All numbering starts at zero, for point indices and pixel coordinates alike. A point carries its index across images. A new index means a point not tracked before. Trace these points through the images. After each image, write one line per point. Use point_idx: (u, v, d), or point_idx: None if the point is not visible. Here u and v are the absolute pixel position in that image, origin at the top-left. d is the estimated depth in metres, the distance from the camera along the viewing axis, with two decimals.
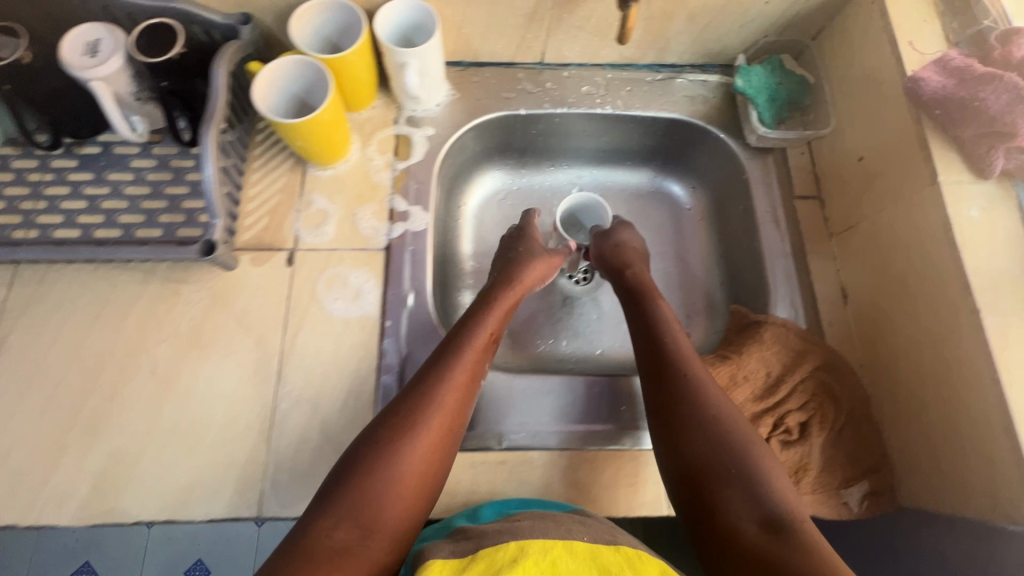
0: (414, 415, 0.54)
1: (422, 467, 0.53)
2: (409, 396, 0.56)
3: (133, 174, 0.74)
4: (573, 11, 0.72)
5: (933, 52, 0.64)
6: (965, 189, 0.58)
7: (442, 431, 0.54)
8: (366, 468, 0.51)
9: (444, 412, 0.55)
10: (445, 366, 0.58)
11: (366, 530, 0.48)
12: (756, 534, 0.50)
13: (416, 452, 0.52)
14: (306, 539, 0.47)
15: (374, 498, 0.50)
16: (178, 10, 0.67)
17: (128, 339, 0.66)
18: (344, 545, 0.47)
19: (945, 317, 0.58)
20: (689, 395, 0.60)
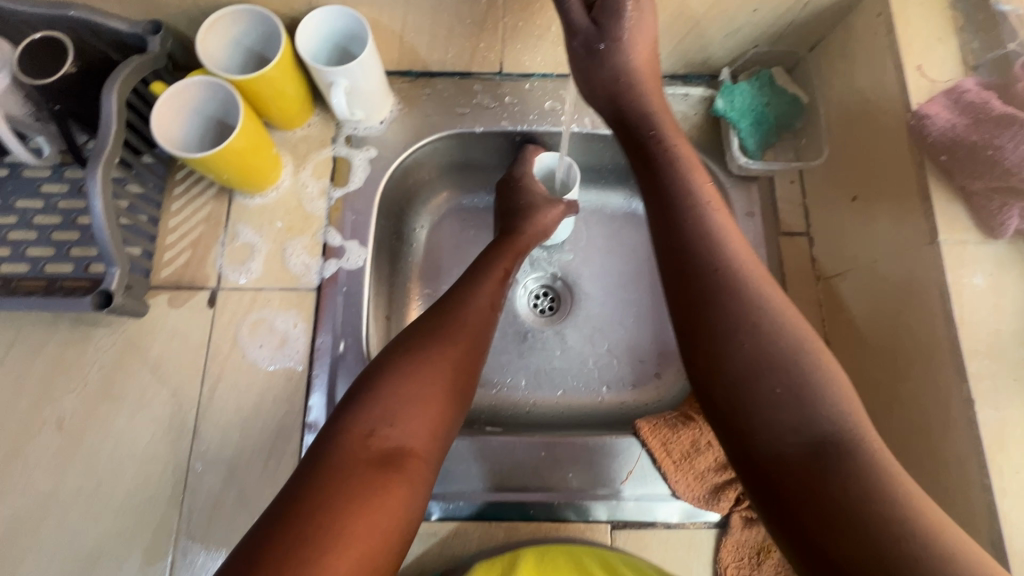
0: (432, 338, 0.51)
1: (441, 390, 0.49)
2: (427, 322, 0.53)
3: (42, 201, 0.66)
4: (529, 19, 0.62)
5: (946, 79, 0.54)
6: (969, 251, 0.50)
7: (464, 357, 0.52)
8: (393, 385, 0.47)
9: (466, 334, 0.53)
10: (465, 296, 0.56)
11: (403, 435, 0.46)
12: (803, 460, 0.37)
13: (435, 375, 0.49)
14: (343, 448, 0.44)
15: (404, 410, 0.47)
16: (77, 18, 0.59)
17: (32, 390, 0.61)
18: (386, 452, 0.44)
19: (934, 399, 0.50)
20: (714, 263, 0.43)
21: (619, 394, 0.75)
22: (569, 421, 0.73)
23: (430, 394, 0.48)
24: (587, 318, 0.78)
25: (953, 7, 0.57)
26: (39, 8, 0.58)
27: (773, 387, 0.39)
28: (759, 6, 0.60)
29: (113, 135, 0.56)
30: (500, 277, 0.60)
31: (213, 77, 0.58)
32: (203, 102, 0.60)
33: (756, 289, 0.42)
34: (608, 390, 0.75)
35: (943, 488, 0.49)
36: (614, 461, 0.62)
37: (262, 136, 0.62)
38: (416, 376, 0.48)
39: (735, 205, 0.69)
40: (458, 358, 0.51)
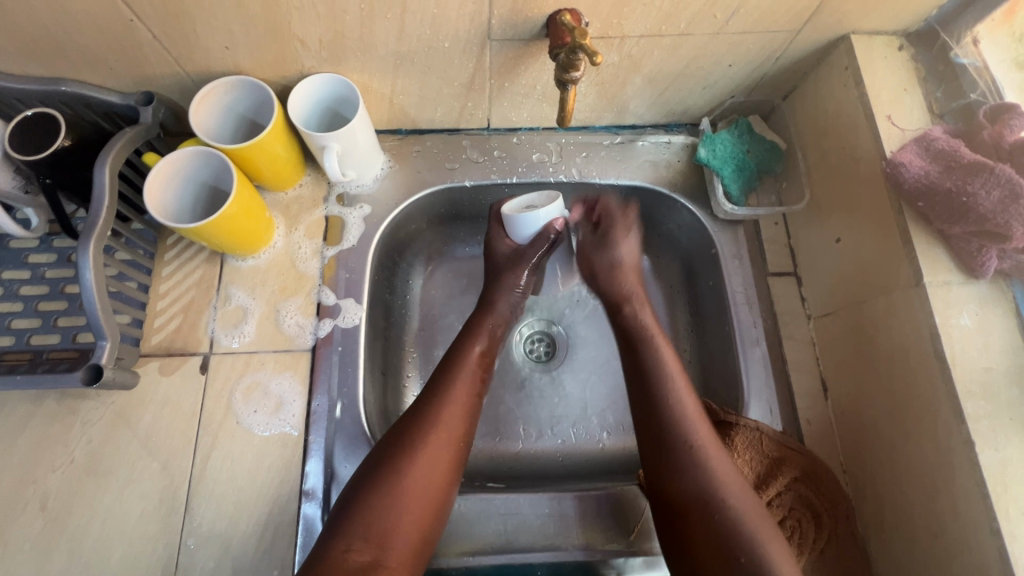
0: (410, 445, 0.51)
1: (426, 492, 0.50)
2: (408, 426, 0.53)
3: (29, 272, 0.65)
4: (514, 80, 0.64)
5: (913, 128, 0.57)
6: (954, 291, 0.52)
7: (444, 457, 0.52)
8: (374, 500, 0.48)
9: (452, 422, 0.54)
10: (438, 401, 0.56)
11: (379, 548, 0.46)
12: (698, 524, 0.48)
13: (413, 485, 0.50)
14: (325, 561, 0.45)
15: (382, 519, 0.47)
16: (69, 93, 0.59)
17: (14, 469, 0.58)
18: (362, 566, 0.45)
19: (931, 440, 0.51)
20: (653, 377, 0.57)
21: (620, 440, 0.73)
22: (570, 471, 0.71)
23: (407, 501, 0.49)
24: (584, 362, 0.78)
25: (916, 60, 0.60)
26: (30, 85, 0.58)
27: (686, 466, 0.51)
28: (734, 61, 0.63)
29: (106, 208, 0.56)
30: (477, 361, 0.61)
31: (206, 147, 0.59)
32: (194, 169, 0.60)
33: (693, 416, 0.54)
34: (609, 436, 0.74)
35: (946, 528, 0.49)
36: (621, 514, 0.61)
37: (255, 202, 0.63)
38: (396, 482, 0.49)
39: (723, 248, 0.70)
40: (440, 459, 0.52)
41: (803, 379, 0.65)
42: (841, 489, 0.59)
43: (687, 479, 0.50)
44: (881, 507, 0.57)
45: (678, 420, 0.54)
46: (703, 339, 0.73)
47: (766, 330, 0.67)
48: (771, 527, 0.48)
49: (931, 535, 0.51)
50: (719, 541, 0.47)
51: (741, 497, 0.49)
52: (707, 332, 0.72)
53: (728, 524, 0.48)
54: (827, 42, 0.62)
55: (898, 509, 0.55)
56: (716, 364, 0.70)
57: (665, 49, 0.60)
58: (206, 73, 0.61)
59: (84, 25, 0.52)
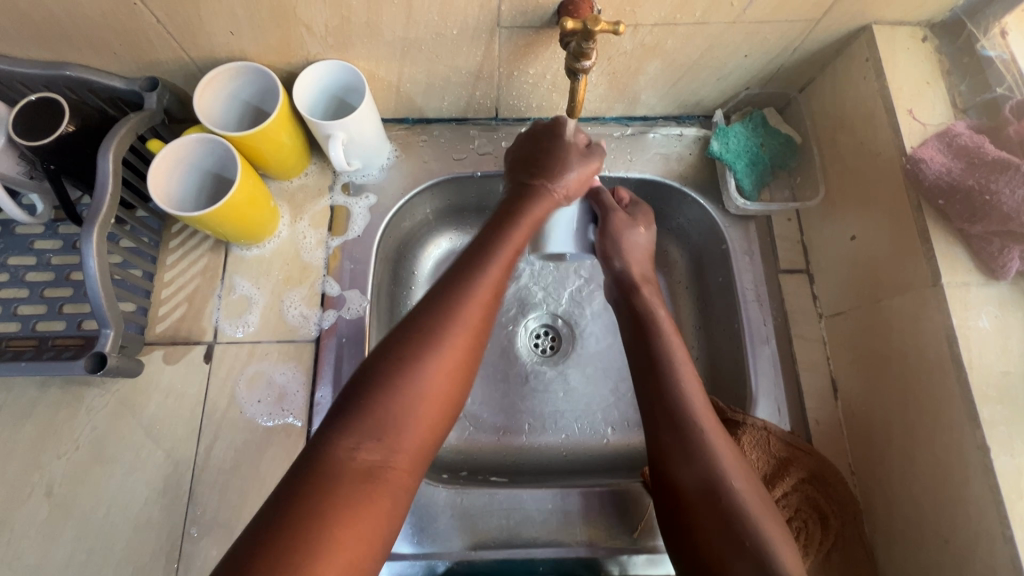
0: (427, 337, 0.45)
1: (443, 393, 0.44)
2: (431, 311, 0.46)
3: (35, 258, 0.65)
4: (524, 69, 0.63)
5: (935, 123, 0.56)
6: (973, 292, 0.50)
7: (469, 353, 0.46)
8: (386, 392, 0.42)
9: (480, 311, 0.47)
10: (466, 284, 0.48)
11: (390, 451, 0.41)
12: (692, 494, 0.49)
13: (431, 389, 0.43)
14: (324, 459, 0.39)
15: (396, 422, 0.42)
16: (74, 78, 0.59)
17: (20, 455, 0.59)
18: (368, 467, 0.40)
19: (944, 442, 0.50)
20: (661, 363, 0.56)
21: (624, 436, 0.73)
22: (573, 467, 0.71)
23: (423, 397, 0.43)
24: (589, 358, 0.77)
25: (940, 52, 0.58)
26: (35, 69, 0.58)
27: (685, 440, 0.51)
28: (750, 51, 0.61)
29: (109, 195, 0.56)
30: (516, 247, 0.53)
31: (211, 134, 0.58)
32: (198, 157, 0.60)
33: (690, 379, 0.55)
34: (614, 432, 0.73)
35: (955, 534, 0.49)
36: (625, 511, 0.61)
37: (260, 191, 0.62)
38: (411, 376, 0.43)
39: (733, 244, 0.69)
40: (466, 356, 0.46)
41: (812, 379, 0.64)
42: (848, 491, 0.58)
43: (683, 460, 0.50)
44: (890, 511, 0.56)
45: (677, 387, 0.54)
46: (710, 336, 0.72)
47: (776, 328, 0.66)
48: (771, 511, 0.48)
49: (941, 541, 0.50)
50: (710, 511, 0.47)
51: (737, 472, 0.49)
52: (715, 329, 0.71)
53: (721, 489, 0.48)
54: (848, 32, 0.60)
55: (908, 514, 0.54)
56: (723, 362, 0.69)
57: (679, 37, 0.58)
58: (211, 58, 0.60)
59: (87, 8, 0.52)
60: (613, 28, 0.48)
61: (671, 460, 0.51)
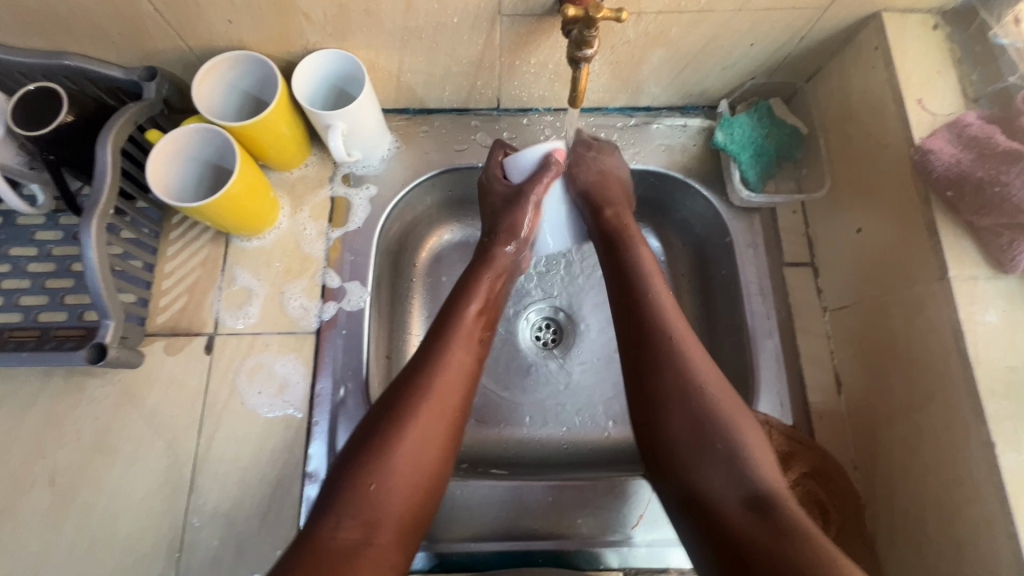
0: (400, 421, 0.48)
1: (417, 471, 0.48)
2: (400, 395, 0.50)
3: (36, 249, 0.65)
4: (526, 58, 0.62)
5: (945, 113, 0.54)
6: (980, 287, 0.49)
7: (440, 430, 0.50)
8: (362, 471, 0.46)
9: (444, 397, 0.51)
10: (431, 370, 0.52)
11: (370, 528, 0.45)
12: (740, 513, 0.45)
13: (402, 466, 0.47)
14: (312, 540, 0.43)
15: (374, 500, 0.45)
16: (73, 67, 0.58)
17: (23, 445, 0.59)
18: (350, 545, 0.43)
19: (948, 438, 0.49)
20: (675, 361, 0.52)
21: (626, 429, 0.72)
22: (573, 460, 0.71)
23: (396, 476, 0.47)
24: (591, 351, 0.76)
25: (951, 40, 0.57)
26: (34, 58, 0.57)
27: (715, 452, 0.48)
28: (756, 40, 0.60)
29: (108, 186, 0.55)
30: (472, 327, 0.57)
31: (209, 124, 0.58)
32: (197, 148, 0.59)
33: (670, 320, 0.55)
34: (615, 425, 0.73)
35: (958, 530, 0.48)
36: (624, 504, 0.61)
37: (260, 182, 0.62)
38: (384, 453, 0.47)
39: (737, 237, 0.68)
40: (435, 436, 0.49)
41: (816, 373, 0.63)
42: (849, 486, 0.58)
43: (720, 469, 0.47)
44: (892, 506, 0.55)
45: (662, 398, 0.51)
46: (712, 330, 0.71)
47: (779, 322, 0.65)
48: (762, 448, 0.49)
49: (943, 537, 0.50)
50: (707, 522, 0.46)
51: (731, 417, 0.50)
52: (718, 322, 0.70)
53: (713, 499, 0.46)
54: (857, 20, 0.58)
55: (911, 509, 0.53)
56: (726, 355, 0.69)
57: (684, 26, 0.57)
58: (210, 48, 0.59)
59: None
60: (615, 15, 0.47)
61: None
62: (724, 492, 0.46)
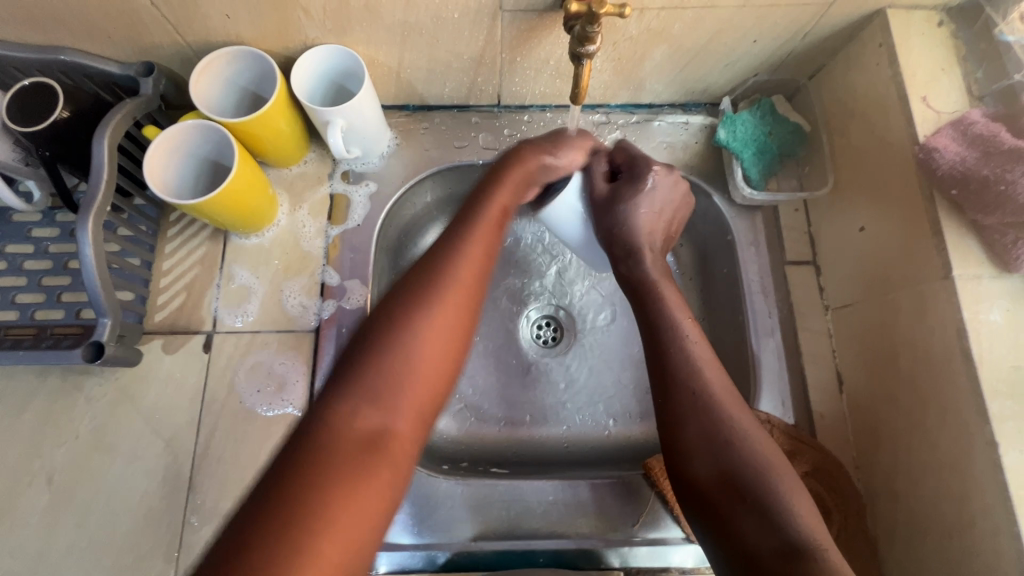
0: (420, 296, 0.45)
1: (434, 375, 0.43)
2: (414, 284, 0.46)
3: (33, 246, 0.64)
4: (527, 54, 0.62)
5: (950, 111, 0.54)
6: (984, 286, 0.49)
7: (458, 309, 0.45)
8: (375, 369, 0.42)
9: (461, 289, 0.46)
10: (451, 250, 0.48)
11: (388, 412, 0.41)
12: (771, 560, 0.39)
13: (422, 354, 0.43)
14: (322, 432, 0.39)
15: (391, 390, 0.42)
16: (68, 62, 0.58)
17: (20, 444, 0.59)
18: (370, 436, 0.40)
19: (951, 436, 0.49)
20: (692, 378, 0.47)
21: (626, 428, 0.72)
22: (574, 458, 0.71)
23: (413, 373, 0.43)
24: (591, 349, 0.76)
25: (956, 38, 0.57)
26: (28, 53, 0.56)
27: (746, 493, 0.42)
28: (760, 36, 0.60)
29: (105, 183, 0.55)
30: (498, 218, 0.52)
31: (207, 120, 0.57)
32: (195, 144, 0.59)
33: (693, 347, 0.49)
34: (615, 424, 0.72)
35: (962, 531, 0.48)
36: (626, 504, 0.61)
37: (259, 179, 0.61)
38: (399, 341, 0.43)
39: (739, 235, 0.68)
40: (452, 320, 0.45)
41: (817, 372, 0.63)
42: (851, 484, 0.58)
43: (752, 516, 0.41)
44: (894, 506, 0.55)
45: (687, 356, 0.48)
46: (714, 328, 0.71)
47: (781, 321, 0.65)
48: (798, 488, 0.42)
49: (945, 537, 0.49)
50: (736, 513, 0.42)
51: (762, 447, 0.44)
52: (719, 321, 0.70)
53: (748, 496, 0.42)
54: (861, 17, 0.58)
55: (913, 510, 0.53)
56: (727, 354, 0.68)
57: (687, 22, 0.57)
58: (208, 43, 0.59)
59: None
60: (617, 10, 0.46)
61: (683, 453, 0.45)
62: (757, 540, 0.41)
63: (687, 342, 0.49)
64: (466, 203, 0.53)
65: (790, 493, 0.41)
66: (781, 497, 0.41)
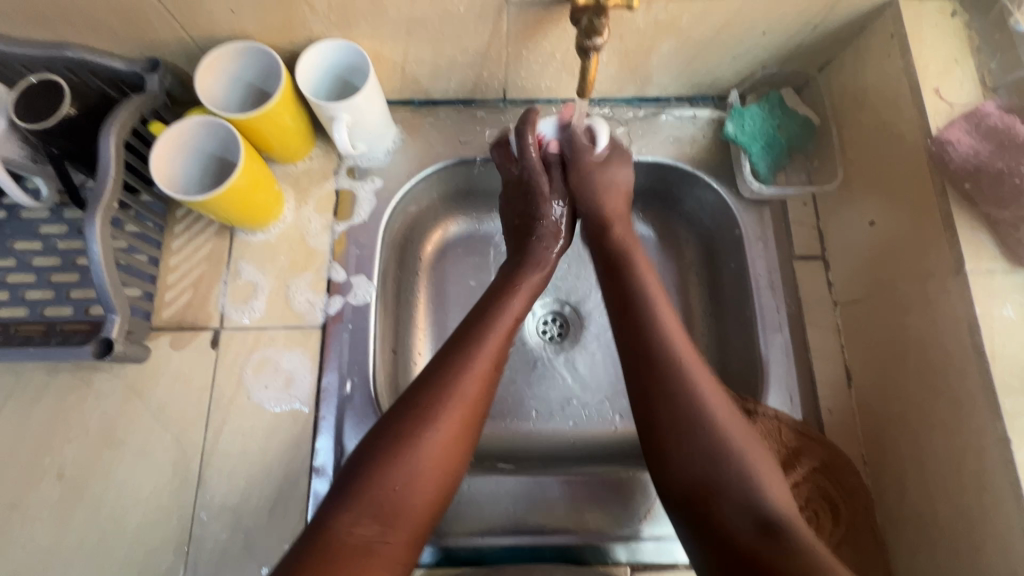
0: (425, 420, 0.48)
1: (430, 487, 0.47)
2: (418, 401, 0.49)
3: (41, 243, 0.65)
4: (533, 48, 0.61)
5: (963, 103, 0.53)
6: (998, 281, 0.48)
7: (456, 438, 0.48)
8: (376, 483, 0.45)
9: (466, 403, 0.50)
10: (458, 373, 0.51)
11: (385, 526, 0.44)
12: (753, 538, 0.43)
13: (421, 472, 0.46)
14: (324, 532, 0.43)
15: (391, 509, 0.45)
16: (74, 58, 0.57)
17: (30, 439, 0.59)
18: (365, 542, 0.43)
19: (962, 432, 0.49)
20: (667, 363, 0.51)
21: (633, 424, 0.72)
22: (581, 454, 0.71)
23: (419, 480, 0.46)
24: (597, 345, 0.76)
25: (970, 28, 0.56)
26: (34, 50, 0.56)
27: (724, 483, 0.45)
28: (769, 28, 0.59)
29: (112, 180, 0.55)
30: (509, 328, 0.56)
31: (213, 117, 0.57)
32: (201, 141, 0.59)
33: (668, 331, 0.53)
34: (622, 420, 0.72)
35: (974, 528, 0.48)
36: (632, 498, 0.61)
37: (265, 175, 0.61)
38: (397, 459, 0.46)
39: (746, 229, 0.67)
40: (448, 446, 0.48)
41: (826, 368, 0.62)
42: (859, 480, 0.58)
43: (731, 501, 0.45)
44: (904, 503, 0.55)
45: (666, 346, 0.52)
46: (721, 324, 0.71)
47: (790, 316, 0.64)
48: (767, 468, 0.47)
49: (955, 533, 0.49)
50: (717, 488, 0.46)
51: (735, 430, 0.48)
52: (727, 316, 0.70)
53: (725, 477, 0.46)
54: (872, 8, 0.57)
55: (923, 507, 0.53)
56: (734, 350, 0.68)
57: (695, 14, 0.56)
58: (212, 38, 0.58)
59: None
60: (625, 5, 0.48)
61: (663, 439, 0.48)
62: (734, 512, 0.45)
63: (664, 332, 0.53)
64: (478, 311, 0.58)
65: (764, 476, 0.46)
66: (754, 482, 0.45)
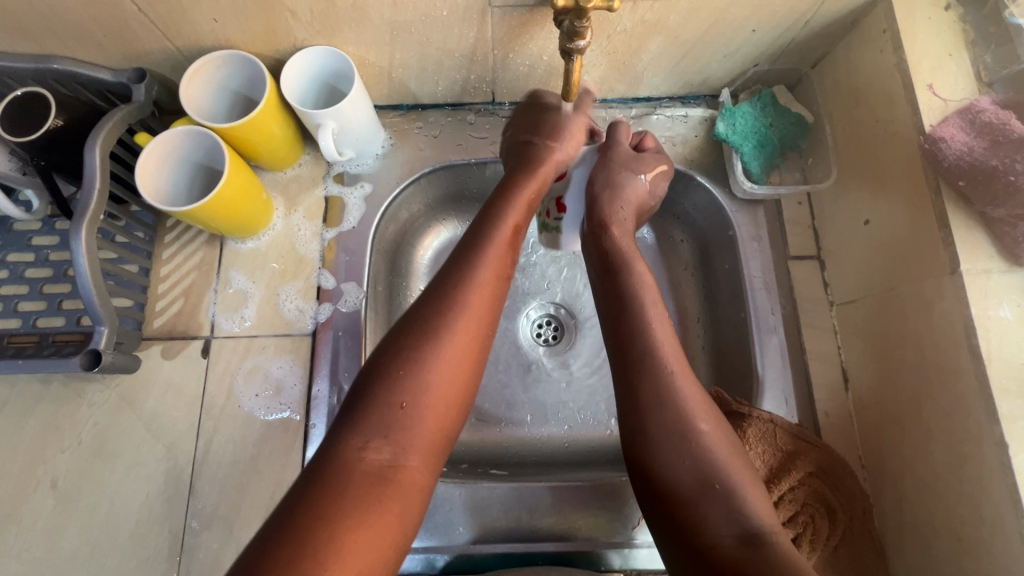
0: (431, 339, 0.43)
1: (446, 400, 0.42)
2: (420, 318, 0.44)
3: (33, 254, 0.65)
4: (519, 50, 0.60)
5: (957, 99, 0.52)
6: (994, 280, 0.47)
7: (469, 346, 0.44)
8: (385, 394, 0.40)
9: (473, 313, 0.45)
10: (462, 287, 0.46)
11: (400, 447, 0.39)
12: (731, 546, 0.40)
13: (435, 386, 0.42)
14: (335, 460, 0.38)
15: (405, 425, 0.40)
16: (61, 71, 0.57)
17: (23, 451, 0.59)
18: (382, 465, 0.38)
19: (960, 435, 0.48)
20: (653, 365, 0.48)
21: None
22: (575, 458, 0.70)
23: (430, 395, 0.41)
24: (591, 348, 0.75)
25: (964, 21, 0.55)
26: (22, 62, 0.56)
27: (710, 496, 0.43)
28: (758, 26, 0.58)
29: (97, 191, 0.55)
30: (508, 238, 0.51)
31: (199, 126, 0.57)
32: (188, 150, 0.59)
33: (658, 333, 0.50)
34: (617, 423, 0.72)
35: (974, 534, 0.46)
36: (624, 504, 0.60)
37: (252, 184, 0.61)
38: (405, 371, 0.41)
39: (739, 229, 0.66)
40: (462, 360, 0.43)
41: (822, 370, 0.61)
42: (856, 485, 0.57)
43: (716, 506, 0.42)
44: (903, 508, 0.54)
45: (654, 349, 0.49)
46: (716, 326, 0.70)
47: (784, 317, 0.63)
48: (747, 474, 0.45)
49: (953, 540, 0.48)
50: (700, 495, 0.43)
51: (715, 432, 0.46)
52: (721, 318, 0.69)
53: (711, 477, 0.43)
54: (863, 3, 0.56)
55: (921, 511, 0.52)
56: (729, 352, 0.67)
57: (682, 13, 0.55)
58: (197, 48, 0.58)
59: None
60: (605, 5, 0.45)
61: (647, 444, 0.46)
62: (719, 527, 0.42)
63: (652, 327, 0.50)
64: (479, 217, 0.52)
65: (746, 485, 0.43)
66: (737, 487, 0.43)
